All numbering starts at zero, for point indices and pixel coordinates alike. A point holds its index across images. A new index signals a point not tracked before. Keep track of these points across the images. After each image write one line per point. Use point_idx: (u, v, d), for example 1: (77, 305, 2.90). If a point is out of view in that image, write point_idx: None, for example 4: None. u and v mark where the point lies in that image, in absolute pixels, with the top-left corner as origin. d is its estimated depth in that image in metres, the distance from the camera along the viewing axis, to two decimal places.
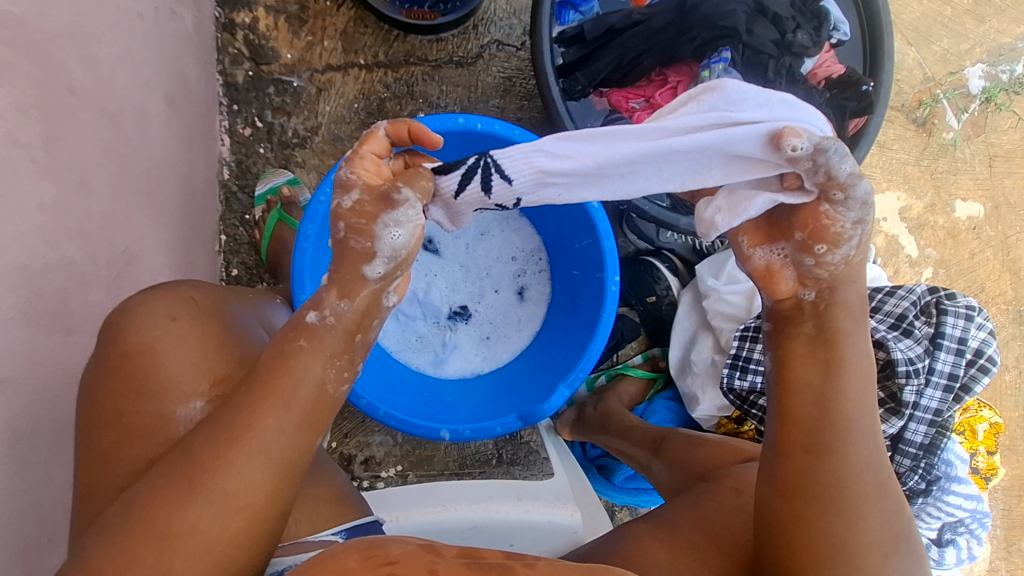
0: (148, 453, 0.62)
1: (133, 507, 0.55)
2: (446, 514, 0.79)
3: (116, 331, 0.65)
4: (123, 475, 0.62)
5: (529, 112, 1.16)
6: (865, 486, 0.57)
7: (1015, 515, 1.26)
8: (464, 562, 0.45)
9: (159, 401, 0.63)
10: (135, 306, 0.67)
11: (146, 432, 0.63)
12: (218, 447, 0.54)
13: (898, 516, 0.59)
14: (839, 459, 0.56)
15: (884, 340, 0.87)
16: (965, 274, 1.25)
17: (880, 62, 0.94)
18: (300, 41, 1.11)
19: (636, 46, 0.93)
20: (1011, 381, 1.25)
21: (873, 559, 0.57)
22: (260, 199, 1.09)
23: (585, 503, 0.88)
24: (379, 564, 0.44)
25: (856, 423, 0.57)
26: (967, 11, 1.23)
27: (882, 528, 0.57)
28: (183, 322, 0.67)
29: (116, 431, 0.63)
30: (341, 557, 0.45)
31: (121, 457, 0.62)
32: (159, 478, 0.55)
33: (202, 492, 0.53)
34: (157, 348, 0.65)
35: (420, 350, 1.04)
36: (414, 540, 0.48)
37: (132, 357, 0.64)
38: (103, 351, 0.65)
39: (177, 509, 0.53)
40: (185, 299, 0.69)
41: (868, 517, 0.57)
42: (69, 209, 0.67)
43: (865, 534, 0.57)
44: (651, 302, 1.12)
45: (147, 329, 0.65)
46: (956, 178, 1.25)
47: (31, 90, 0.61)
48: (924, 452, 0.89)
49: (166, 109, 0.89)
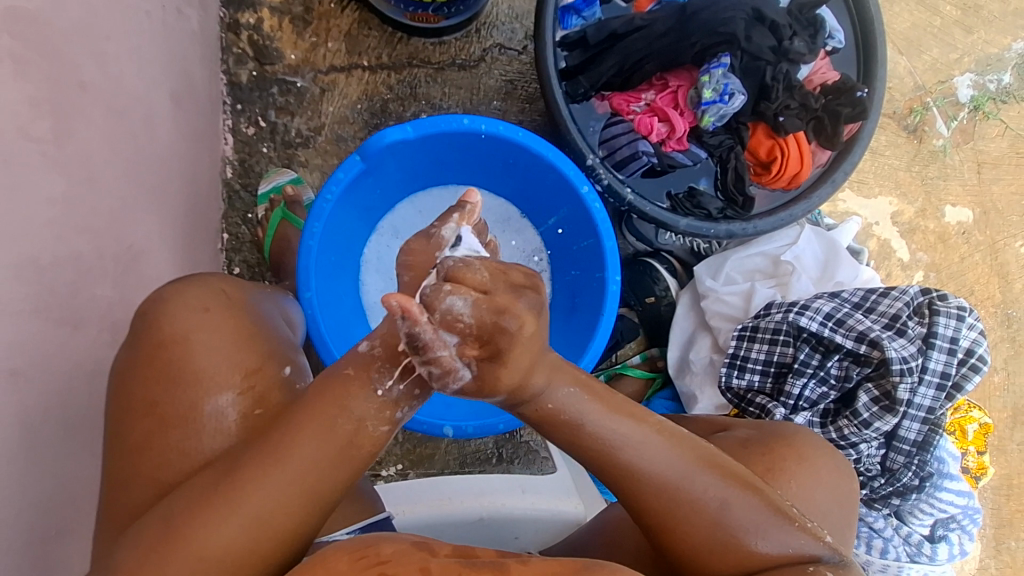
0: (180, 444, 0.63)
1: (177, 513, 0.57)
2: (454, 508, 0.80)
3: (151, 319, 0.66)
4: (156, 467, 0.62)
5: (530, 115, 1.18)
6: (673, 498, 0.58)
7: (1005, 514, 1.28)
8: (457, 561, 0.46)
9: (192, 391, 0.64)
10: (169, 295, 0.67)
11: (179, 422, 0.63)
12: (264, 467, 0.56)
13: (709, 500, 0.58)
14: (626, 486, 0.59)
15: (878, 340, 0.89)
16: (955, 277, 1.28)
17: (873, 70, 0.97)
18: (304, 41, 1.12)
19: (638, 51, 0.95)
20: (1000, 383, 1.28)
21: (715, 558, 0.58)
22: (264, 197, 1.09)
23: (587, 497, 0.87)
24: (370, 564, 0.45)
25: (616, 443, 0.58)
26: (955, 22, 1.26)
27: (706, 521, 0.58)
28: (216, 314, 0.67)
29: (151, 421, 0.63)
30: (331, 559, 0.47)
31: (156, 447, 0.63)
32: (202, 496, 0.57)
33: (242, 509, 0.55)
34: (191, 338, 0.65)
35: (390, 311, 1.06)
36: (408, 538, 0.49)
37: (166, 346, 0.65)
38: (138, 339, 0.66)
39: (220, 525, 0.54)
40: (217, 290, 0.70)
41: (689, 522, 0.58)
42: (78, 203, 0.68)
43: (695, 542, 0.58)
44: (649, 302, 1.12)
45: (178, 320, 0.66)
46: (946, 184, 1.28)
47: (43, 85, 0.61)
48: (918, 449, 0.90)
49: (172, 107, 0.90)
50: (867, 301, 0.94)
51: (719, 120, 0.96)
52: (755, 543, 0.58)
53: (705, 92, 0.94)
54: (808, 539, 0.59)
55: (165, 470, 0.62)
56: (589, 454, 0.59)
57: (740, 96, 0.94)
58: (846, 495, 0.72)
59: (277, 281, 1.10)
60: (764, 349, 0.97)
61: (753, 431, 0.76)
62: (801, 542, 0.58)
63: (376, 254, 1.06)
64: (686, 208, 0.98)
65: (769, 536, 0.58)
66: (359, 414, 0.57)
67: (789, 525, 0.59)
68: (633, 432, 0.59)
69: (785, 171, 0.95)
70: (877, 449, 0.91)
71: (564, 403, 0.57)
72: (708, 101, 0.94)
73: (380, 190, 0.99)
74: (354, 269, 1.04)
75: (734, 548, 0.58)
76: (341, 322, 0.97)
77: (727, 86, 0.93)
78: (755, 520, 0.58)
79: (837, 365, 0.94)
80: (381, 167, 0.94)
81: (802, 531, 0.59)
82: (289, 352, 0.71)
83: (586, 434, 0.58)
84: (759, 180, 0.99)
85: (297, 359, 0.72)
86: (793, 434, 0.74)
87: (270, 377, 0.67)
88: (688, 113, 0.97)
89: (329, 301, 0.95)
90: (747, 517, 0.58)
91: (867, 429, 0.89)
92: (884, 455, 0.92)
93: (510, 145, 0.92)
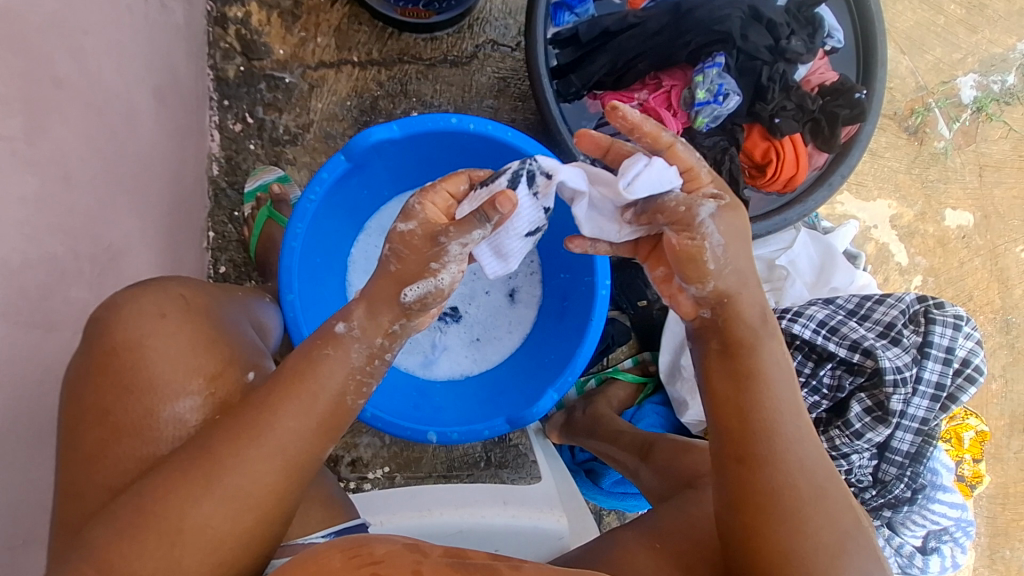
0: (136, 452, 0.61)
1: (144, 498, 0.56)
2: (432, 520, 0.78)
3: (104, 327, 0.65)
4: (110, 475, 0.61)
5: (523, 113, 1.16)
6: (803, 490, 0.59)
7: (999, 522, 1.27)
8: (450, 562, 0.46)
9: (146, 399, 0.62)
10: (123, 301, 0.66)
11: (132, 430, 0.62)
12: (236, 447, 0.57)
13: (842, 513, 0.60)
14: (771, 457, 0.60)
15: (872, 349, 0.87)
16: (954, 283, 1.25)
17: (874, 71, 0.94)
18: (292, 36, 1.10)
19: (631, 49, 0.93)
20: (997, 390, 1.26)
21: (824, 562, 0.57)
22: (250, 196, 1.07)
23: (571, 509, 0.86)
24: (363, 564, 0.45)
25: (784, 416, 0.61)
26: (960, 21, 1.24)
27: (821, 520, 0.58)
28: (173, 319, 0.66)
29: (103, 429, 0.62)
30: (324, 556, 0.46)
31: (110, 455, 0.61)
32: (163, 486, 0.56)
33: (216, 494, 0.55)
34: (144, 345, 0.64)
35: (409, 351, 1.04)
36: (400, 539, 0.48)
37: (119, 353, 0.63)
38: (90, 346, 0.64)
39: (194, 503, 0.55)
40: (175, 295, 0.68)
41: (811, 520, 0.58)
42: (53, 203, 0.66)
43: (811, 537, 0.58)
44: (642, 306, 1.11)
45: (133, 325, 0.64)
46: (947, 187, 1.25)
47: (14, 81, 0.60)
48: (910, 461, 0.89)
49: (156, 103, 0.88)
50: (862, 308, 0.92)
51: (714, 122, 0.93)
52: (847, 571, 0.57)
53: (698, 92, 0.91)
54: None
55: (120, 478, 0.61)
56: (755, 408, 0.62)
57: (734, 97, 0.91)
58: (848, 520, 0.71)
59: (264, 282, 1.08)
60: None
61: None
62: None
63: (364, 254, 1.04)
64: None
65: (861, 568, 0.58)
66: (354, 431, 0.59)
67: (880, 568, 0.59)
68: (802, 422, 0.62)
69: (780, 175, 0.93)
70: (869, 460, 0.90)
71: (765, 362, 0.63)
72: (702, 102, 0.91)
73: (365, 190, 0.98)
74: (340, 270, 1.02)
75: (832, 566, 0.57)
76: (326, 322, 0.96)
77: (722, 87, 0.90)
78: (867, 553, 0.59)
79: (830, 374, 0.92)
80: (367, 167, 0.92)
81: None
82: (252, 357, 0.70)
83: (763, 392, 0.62)
84: (754, 183, 0.96)
85: (262, 363, 0.72)
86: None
87: (231, 382, 0.66)
88: (682, 114, 0.95)
89: (314, 304, 0.93)
90: (858, 554, 0.58)
91: (859, 440, 0.88)
92: (875, 466, 0.90)
93: (491, 145, 0.90)
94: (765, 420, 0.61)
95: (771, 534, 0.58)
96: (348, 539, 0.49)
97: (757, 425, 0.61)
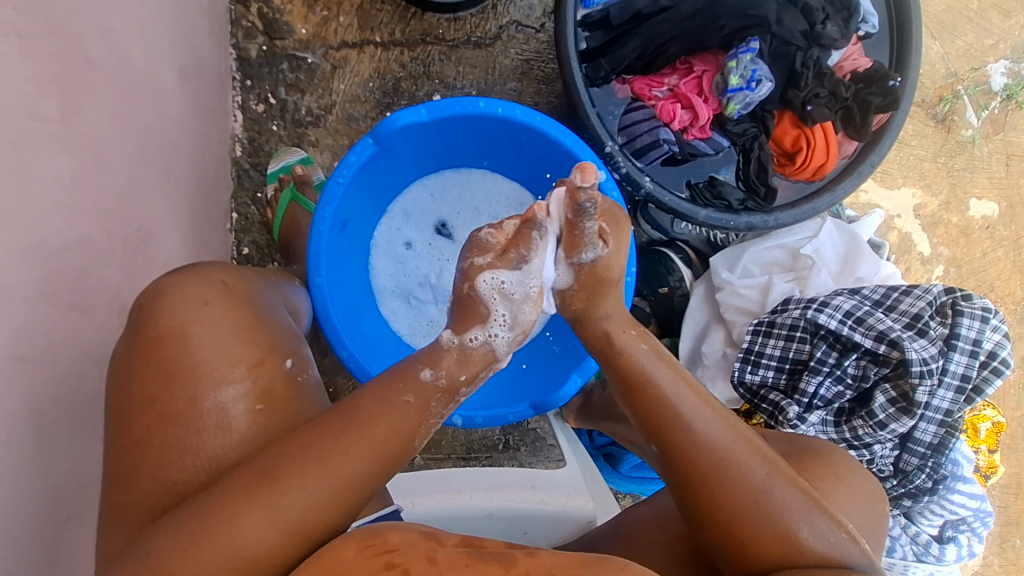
0: (183, 441, 0.62)
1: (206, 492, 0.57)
2: (462, 502, 0.79)
3: (149, 313, 0.65)
4: (155, 462, 0.62)
5: (547, 96, 1.14)
6: (721, 458, 0.61)
7: (1012, 511, 1.27)
8: (465, 551, 0.47)
9: (193, 387, 0.63)
10: (167, 287, 0.66)
11: (179, 418, 0.63)
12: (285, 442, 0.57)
13: (758, 468, 0.60)
14: (678, 442, 0.62)
15: (898, 340, 0.87)
16: (976, 273, 1.25)
17: (908, 58, 0.92)
18: (315, 15, 1.09)
19: (663, 33, 0.91)
20: (1015, 381, 1.26)
21: (766, 518, 0.59)
22: (274, 177, 1.07)
23: (596, 495, 0.87)
24: (378, 553, 0.47)
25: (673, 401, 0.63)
26: (993, 5, 1.21)
27: (747, 489, 0.59)
28: (217, 306, 0.67)
29: (149, 417, 0.63)
30: (340, 550, 0.48)
31: (155, 443, 0.62)
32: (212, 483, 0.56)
33: (267, 483, 0.55)
34: (190, 332, 0.64)
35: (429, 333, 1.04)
36: (416, 527, 0.50)
37: (164, 340, 0.64)
38: (136, 333, 0.65)
39: (247, 496, 0.55)
40: (218, 282, 0.69)
41: (732, 483, 0.60)
42: (87, 185, 0.66)
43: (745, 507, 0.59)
44: (663, 293, 1.10)
45: (178, 312, 0.65)
46: (973, 176, 1.24)
47: (49, 61, 0.59)
48: (932, 451, 0.90)
49: (181, 84, 0.87)
50: (888, 299, 0.91)
51: (745, 108, 0.93)
52: (796, 527, 0.58)
53: (732, 78, 0.90)
54: (848, 538, 0.59)
55: (167, 466, 0.62)
56: (653, 404, 0.63)
57: (766, 83, 0.90)
58: (876, 516, 0.70)
59: (287, 265, 1.08)
60: (780, 346, 0.94)
61: (782, 445, 0.75)
62: (839, 540, 0.59)
63: (387, 237, 1.04)
64: (706, 199, 0.95)
65: (810, 521, 0.59)
66: (395, 402, 0.59)
67: (828, 516, 0.59)
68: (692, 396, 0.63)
69: (810, 163, 0.92)
70: (890, 450, 0.91)
71: (630, 350, 0.65)
72: (735, 88, 0.90)
73: (390, 173, 0.97)
74: (364, 253, 1.02)
75: (775, 523, 0.58)
76: (352, 308, 0.96)
77: (754, 73, 0.89)
78: (800, 506, 0.59)
79: (854, 364, 0.91)
80: (394, 149, 0.92)
81: (842, 529, 0.59)
82: (291, 343, 0.72)
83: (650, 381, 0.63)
84: (783, 171, 0.95)
85: (300, 350, 0.73)
86: (828, 452, 0.73)
87: (273, 370, 0.67)
88: (712, 100, 0.94)
89: (340, 286, 0.93)
90: (789, 500, 0.59)
91: (882, 430, 0.88)
92: (897, 456, 0.91)
93: (519, 130, 0.90)
94: (678, 382, 0.64)
95: (714, 510, 0.60)
96: (386, 526, 0.50)
97: (659, 417, 0.63)
